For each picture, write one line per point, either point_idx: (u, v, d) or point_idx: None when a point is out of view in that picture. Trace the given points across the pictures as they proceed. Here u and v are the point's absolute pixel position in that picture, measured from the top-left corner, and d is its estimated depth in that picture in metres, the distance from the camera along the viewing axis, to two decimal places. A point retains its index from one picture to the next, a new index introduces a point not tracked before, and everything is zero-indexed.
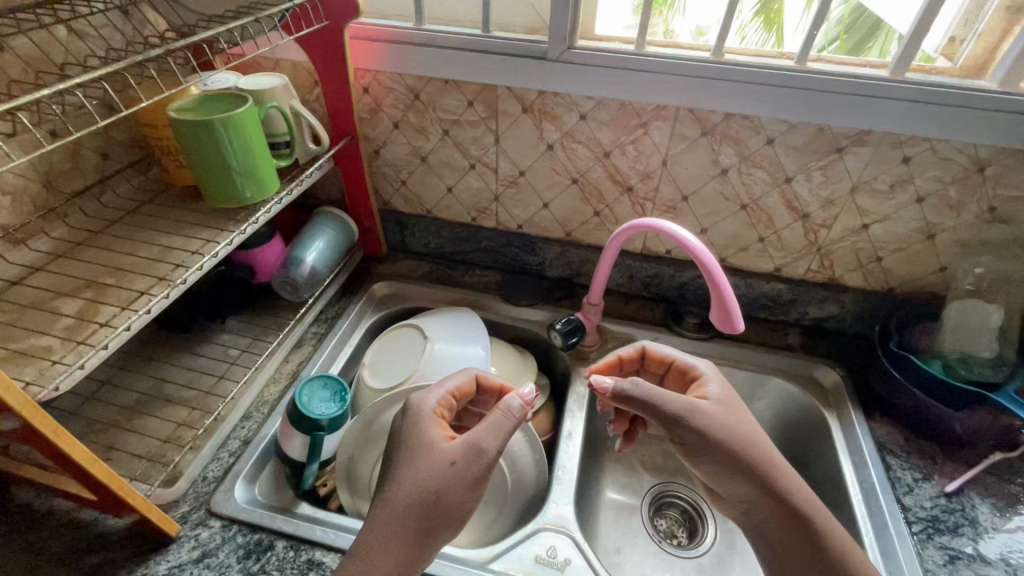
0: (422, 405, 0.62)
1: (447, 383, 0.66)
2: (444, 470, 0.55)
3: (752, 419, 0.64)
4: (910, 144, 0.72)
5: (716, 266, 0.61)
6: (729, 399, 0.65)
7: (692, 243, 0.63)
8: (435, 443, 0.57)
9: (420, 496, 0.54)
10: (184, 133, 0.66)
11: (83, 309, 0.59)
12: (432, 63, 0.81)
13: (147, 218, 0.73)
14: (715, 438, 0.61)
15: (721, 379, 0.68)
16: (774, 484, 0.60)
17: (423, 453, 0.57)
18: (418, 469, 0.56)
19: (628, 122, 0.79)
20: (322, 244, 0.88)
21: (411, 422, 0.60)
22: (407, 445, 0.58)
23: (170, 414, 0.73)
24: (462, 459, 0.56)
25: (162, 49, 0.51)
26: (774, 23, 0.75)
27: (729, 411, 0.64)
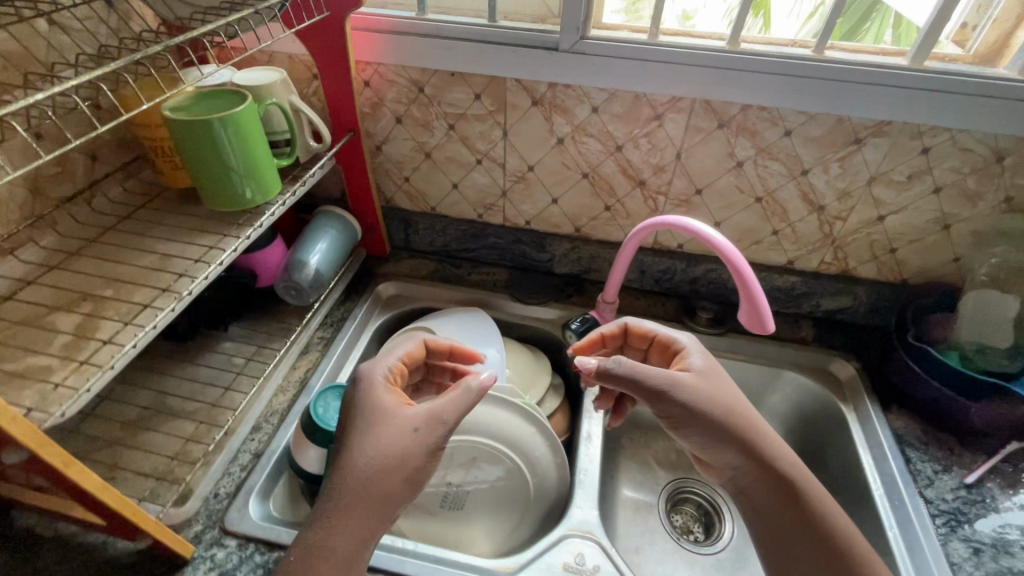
0: (377, 376, 0.61)
1: (398, 351, 0.67)
2: (408, 437, 0.55)
3: (734, 388, 0.63)
4: (930, 135, 0.70)
5: (746, 268, 0.59)
6: (711, 369, 0.64)
7: (719, 243, 0.61)
8: (393, 411, 0.57)
9: (383, 464, 0.54)
10: (180, 133, 0.62)
11: (83, 325, 0.56)
12: (438, 55, 0.77)
13: (143, 223, 0.70)
14: (696, 408, 0.60)
15: (702, 351, 0.67)
16: (758, 451, 0.60)
17: (379, 421, 0.56)
18: (380, 437, 0.55)
19: (642, 115, 0.77)
20: (324, 246, 0.85)
21: (367, 390, 0.59)
22: (363, 414, 0.57)
23: (175, 429, 0.70)
24: (425, 424, 0.56)
25: (161, 45, 0.47)
26: (761, 7, 0.74)
27: (712, 381, 0.63)
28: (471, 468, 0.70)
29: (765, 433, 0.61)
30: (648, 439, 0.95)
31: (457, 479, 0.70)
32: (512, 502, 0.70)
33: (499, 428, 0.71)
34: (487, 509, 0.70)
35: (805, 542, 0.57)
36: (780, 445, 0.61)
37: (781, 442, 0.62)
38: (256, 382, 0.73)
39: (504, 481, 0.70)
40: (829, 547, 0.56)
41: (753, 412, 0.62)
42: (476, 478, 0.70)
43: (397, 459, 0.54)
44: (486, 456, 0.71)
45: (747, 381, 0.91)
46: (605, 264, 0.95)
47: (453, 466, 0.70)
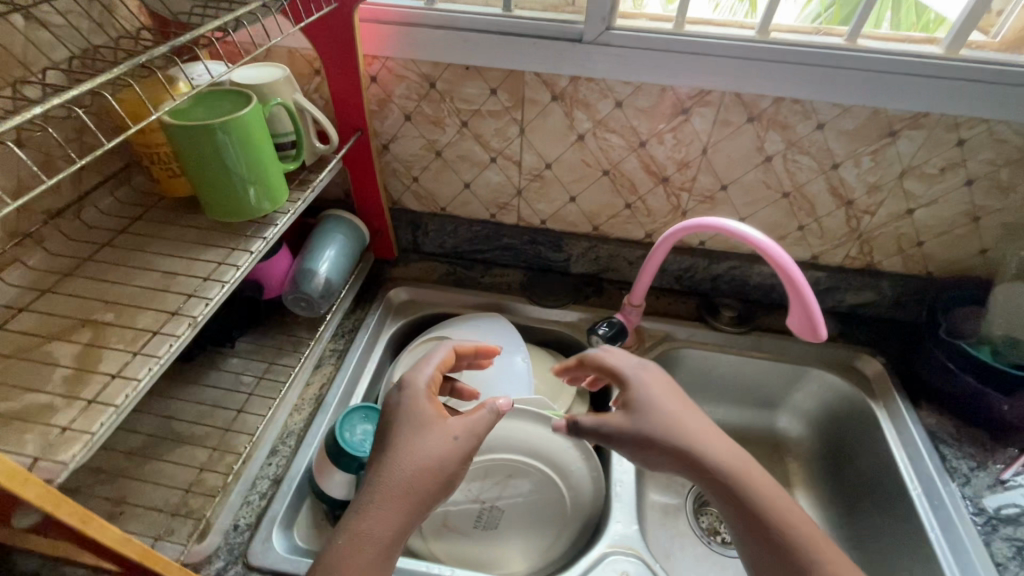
0: (421, 381, 0.60)
1: (432, 357, 0.64)
2: (448, 444, 0.55)
3: (664, 400, 0.61)
4: (966, 126, 0.69)
5: (799, 276, 0.56)
6: (643, 387, 0.62)
7: (769, 246, 0.58)
8: (437, 416, 0.56)
9: (424, 468, 0.53)
10: (183, 141, 0.56)
11: (85, 356, 0.51)
12: (451, 48, 0.72)
13: (141, 238, 0.64)
14: (625, 436, 0.59)
15: (646, 371, 0.64)
16: (692, 458, 0.57)
17: (420, 423, 0.56)
18: (425, 440, 0.54)
19: (668, 110, 0.74)
20: (333, 254, 0.80)
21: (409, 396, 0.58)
22: (405, 416, 0.57)
23: (186, 457, 0.65)
24: (465, 433, 0.56)
25: (167, 46, 0.43)
26: None
27: (645, 403, 0.61)
28: (505, 484, 0.67)
29: (702, 440, 0.58)
30: None
31: (491, 497, 0.67)
32: (547, 517, 0.68)
33: (533, 443, 0.68)
34: (522, 526, 0.68)
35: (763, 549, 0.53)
36: (716, 445, 0.58)
37: (721, 441, 0.59)
38: (273, 403, 0.68)
39: (539, 497, 0.68)
40: (784, 552, 0.52)
41: (687, 419, 0.60)
42: (510, 494, 0.67)
43: (437, 465, 0.53)
44: (521, 471, 0.68)
45: (771, 379, 0.90)
46: (624, 263, 0.92)
47: (487, 483, 0.67)
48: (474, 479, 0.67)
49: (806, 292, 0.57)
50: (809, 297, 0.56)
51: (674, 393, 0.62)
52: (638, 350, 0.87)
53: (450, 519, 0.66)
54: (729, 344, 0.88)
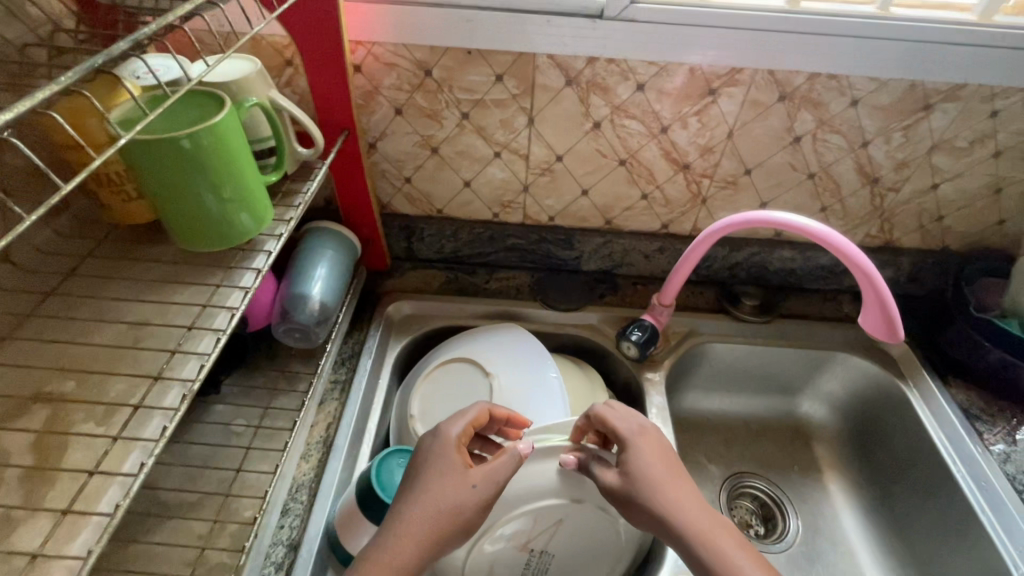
0: (453, 429, 0.54)
1: (465, 411, 0.57)
2: (470, 488, 0.50)
3: (647, 453, 0.55)
4: (1001, 97, 0.66)
5: (876, 273, 0.56)
6: (634, 448, 0.56)
7: (842, 245, 0.56)
8: (459, 465, 0.51)
9: (442, 517, 0.48)
10: (143, 160, 0.44)
11: (45, 446, 0.40)
12: (451, 29, 0.63)
13: (100, 281, 0.52)
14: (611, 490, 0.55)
15: (644, 432, 0.57)
16: (668, 526, 0.52)
17: (442, 467, 0.51)
18: (442, 488, 0.49)
19: (695, 92, 0.67)
20: (325, 271, 0.69)
21: (429, 449, 0.53)
22: (429, 460, 0.52)
23: (180, 534, 0.55)
24: (489, 481, 0.51)
25: (128, 40, 0.32)
26: None
27: (628, 453, 0.56)
28: (556, 526, 0.60)
29: (684, 515, 0.52)
30: (697, 437, 0.89)
31: (540, 544, 0.60)
32: (600, 554, 0.62)
33: (584, 485, 0.59)
34: (573, 567, 0.62)
35: None
36: (699, 519, 0.52)
37: (704, 515, 0.52)
38: (281, 458, 0.59)
39: (592, 536, 0.61)
40: None
41: (673, 489, 0.53)
42: (562, 538, 0.60)
43: (452, 513, 0.48)
44: (574, 513, 0.60)
45: (796, 366, 0.87)
46: (640, 257, 0.86)
47: (537, 531, 0.59)
48: (522, 529, 0.59)
49: (884, 291, 0.56)
50: (885, 288, 0.55)
51: (663, 459, 0.56)
52: (664, 351, 0.82)
53: (497, 570, 0.59)
54: (753, 334, 0.84)
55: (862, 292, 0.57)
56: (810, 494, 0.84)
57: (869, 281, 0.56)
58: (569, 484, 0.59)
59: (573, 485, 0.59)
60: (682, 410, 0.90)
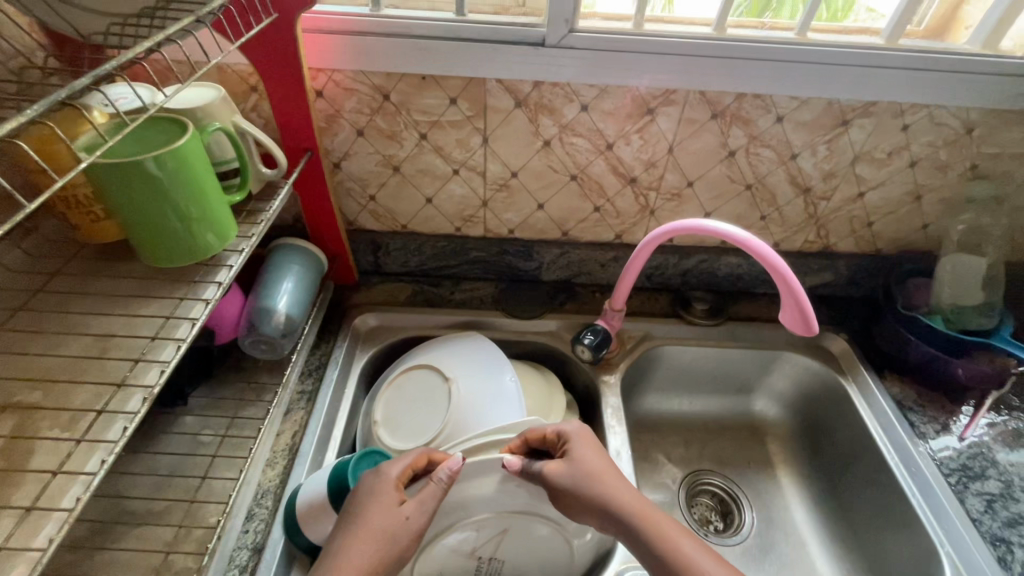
0: (394, 469, 0.56)
1: (406, 453, 0.59)
2: (407, 526, 0.53)
3: (588, 450, 0.60)
4: (910, 112, 0.73)
5: (793, 278, 0.60)
6: (576, 445, 0.60)
7: (765, 251, 0.61)
8: (392, 502, 0.54)
9: (374, 549, 0.51)
10: (107, 183, 0.47)
11: (12, 452, 0.42)
12: (405, 58, 0.67)
13: (67, 296, 0.55)
14: (555, 488, 0.58)
15: (583, 431, 0.62)
16: (609, 512, 0.56)
17: (379, 509, 0.53)
18: (375, 523, 0.52)
19: (634, 112, 0.73)
20: (291, 286, 0.72)
21: (366, 488, 0.55)
22: (367, 496, 0.54)
23: (145, 541, 0.57)
24: (418, 517, 0.54)
25: (89, 76, 0.35)
26: None
27: (570, 449, 0.60)
28: (501, 536, 0.64)
29: (622, 501, 0.56)
30: (656, 437, 0.93)
31: (488, 552, 0.64)
32: (550, 561, 0.66)
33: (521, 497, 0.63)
34: (525, 571, 0.67)
35: None
36: (637, 503, 0.56)
37: (640, 498, 0.57)
38: (245, 464, 0.61)
39: (539, 545, 0.65)
40: None
41: (612, 480, 0.58)
42: (507, 547, 0.65)
43: (385, 545, 0.51)
44: (517, 525, 0.64)
45: (747, 366, 0.92)
46: (596, 266, 0.91)
47: (482, 541, 0.64)
48: (467, 541, 0.63)
49: (800, 291, 0.61)
50: (799, 289, 0.60)
51: (598, 453, 0.60)
52: (620, 354, 0.86)
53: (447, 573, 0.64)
54: (705, 336, 0.89)
55: (780, 291, 0.62)
56: (763, 488, 0.88)
57: (789, 291, 0.61)
58: (507, 498, 0.63)
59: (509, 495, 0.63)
60: (642, 411, 0.94)
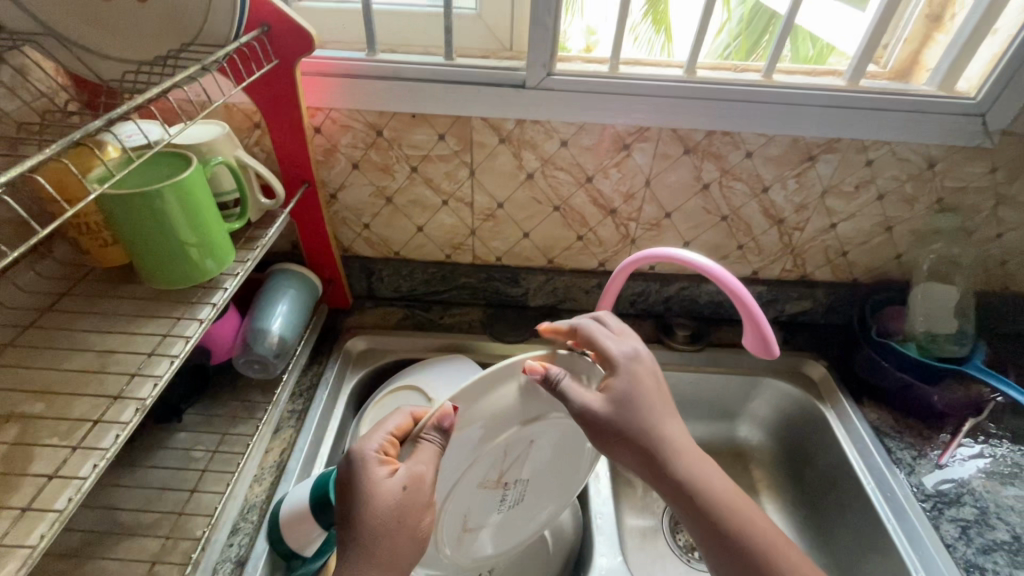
0: (370, 445, 0.52)
1: (384, 421, 0.55)
2: (420, 497, 0.50)
3: (644, 389, 0.57)
4: (872, 148, 0.77)
5: (755, 305, 0.63)
6: (628, 380, 0.57)
7: (729, 280, 0.64)
8: (380, 475, 0.49)
9: (385, 526, 0.48)
10: (115, 211, 0.52)
11: (12, 457, 0.46)
12: (396, 99, 0.73)
13: (72, 315, 0.59)
14: (599, 424, 0.55)
15: (636, 360, 0.58)
16: (658, 456, 0.55)
17: (372, 487, 0.49)
18: (370, 505, 0.48)
19: (611, 147, 0.78)
20: (286, 307, 0.76)
21: (346, 475, 0.50)
22: (351, 485, 0.49)
23: (133, 552, 0.59)
24: (420, 482, 0.50)
25: (101, 119, 0.40)
26: (661, 24, 0.77)
27: (625, 383, 0.57)
28: (526, 454, 0.64)
29: (675, 448, 0.56)
30: None
31: (512, 475, 0.65)
32: (563, 466, 0.69)
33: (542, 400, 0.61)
34: (542, 486, 0.69)
35: (718, 550, 0.54)
36: (691, 454, 0.56)
37: (696, 451, 0.57)
38: (232, 479, 0.64)
39: (557, 448, 0.67)
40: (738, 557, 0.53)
41: (664, 423, 0.56)
42: (522, 474, 0.66)
43: (392, 519, 0.48)
44: (541, 434, 0.63)
45: (729, 391, 0.94)
46: (581, 292, 0.94)
47: (508, 465, 0.63)
48: (493, 468, 0.62)
49: (762, 319, 0.63)
50: (763, 321, 0.63)
51: (661, 394, 0.57)
52: None
53: (474, 509, 0.64)
54: (687, 362, 0.92)
55: (743, 319, 0.64)
56: None
57: (751, 315, 0.64)
58: (528, 406, 0.60)
59: (529, 400, 0.60)
60: None
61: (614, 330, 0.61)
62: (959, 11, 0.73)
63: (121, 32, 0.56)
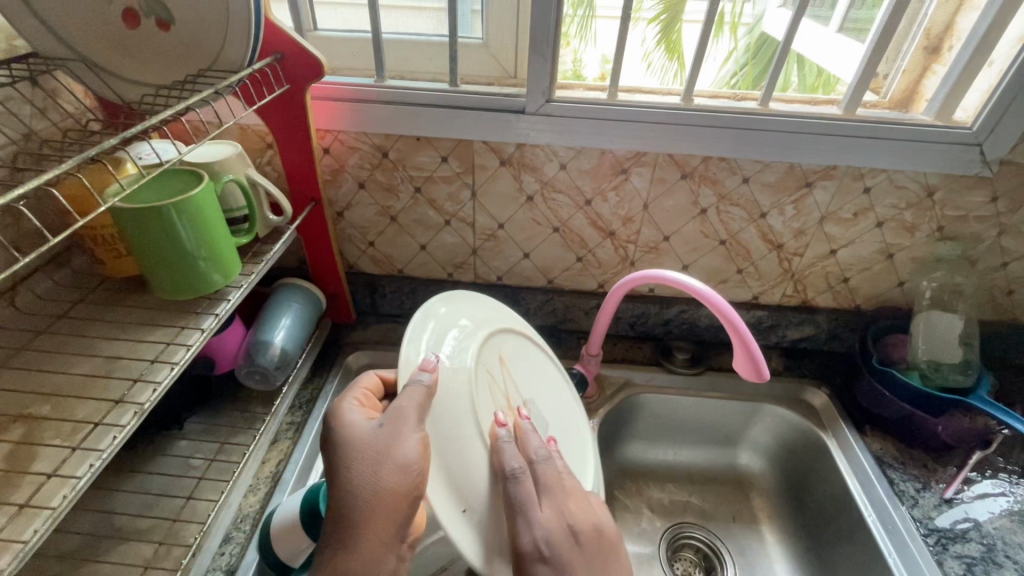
0: (346, 404, 0.53)
1: (356, 383, 0.57)
2: (400, 441, 0.48)
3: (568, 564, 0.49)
4: (870, 176, 0.77)
5: (745, 330, 0.65)
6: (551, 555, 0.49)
7: (722, 305, 0.66)
8: (355, 425, 0.51)
9: (372, 467, 0.47)
10: (125, 222, 0.55)
11: (16, 455, 0.48)
12: (401, 123, 0.76)
13: (84, 322, 0.62)
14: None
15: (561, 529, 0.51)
16: None
17: (350, 433, 0.50)
18: (354, 451, 0.49)
19: (609, 171, 0.79)
20: (289, 321, 0.78)
21: (330, 433, 0.52)
22: (336, 441, 0.50)
23: (127, 556, 0.61)
24: (399, 419, 0.49)
25: (117, 137, 0.43)
26: (675, 53, 0.77)
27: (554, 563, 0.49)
28: (507, 371, 0.64)
29: None
30: (639, 485, 0.93)
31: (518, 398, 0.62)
32: (549, 385, 0.70)
33: (475, 311, 0.65)
34: (547, 409, 0.67)
35: None
36: None
37: None
38: (227, 488, 0.65)
39: (529, 362, 0.69)
40: None
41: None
42: (524, 396, 0.64)
43: (375, 458, 0.48)
44: (503, 348, 0.65)
45: (730, 416, 0.93)
46: (580, 313, 0.95)
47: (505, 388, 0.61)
48: (497, 394, 0.59)
49: (752, 343, 0.65)
50: (754, 347, 0.65)
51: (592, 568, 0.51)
52: (599, 400, 0.88)
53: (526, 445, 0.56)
54: (686, 386, 0.91)
55: (734, 343, 0.66)
56: (746, 544, 0.87)
57: (741, 338, 0.65)
58: (471, 327, 0.62)
59: (468, 343, 0.59)
60: (626, 458, 0.95)
61: (563, 479, 0.55)
62: (956, 43, 0.73)
63: (146, 59, 0.61)
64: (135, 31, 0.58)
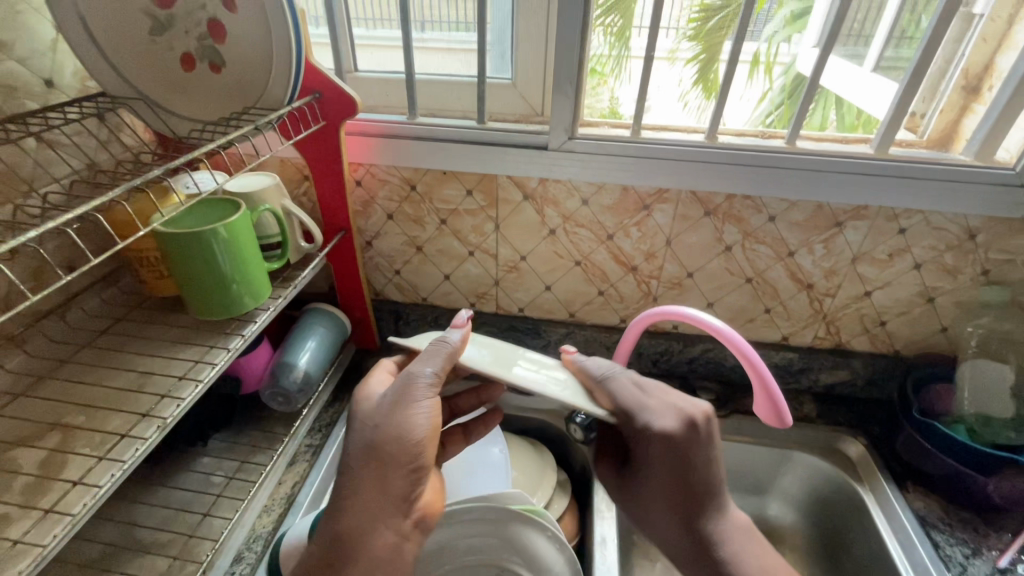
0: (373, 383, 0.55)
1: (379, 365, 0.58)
2: (402, 414, 0.50)
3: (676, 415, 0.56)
4: (905, 216, 0.75)
5: (768, 373, 0.63)
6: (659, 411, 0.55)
7: (745, 346, 0.64)
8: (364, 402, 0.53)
9: (369, 440, 0.50)
10: (166, 243, 0.59)
11: (50, 462, 0.51)
12: (429, 157, 0.79)
13: (123, 337, 0.66)
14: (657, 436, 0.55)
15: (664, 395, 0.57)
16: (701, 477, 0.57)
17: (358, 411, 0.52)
18: (356, 425, 0.51)
19: (631, 207, 0.80)
20: (314, 342, 0.80)
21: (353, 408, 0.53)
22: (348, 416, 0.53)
23: (143, 569, 0.62)
24: (409, 386, 0.51)
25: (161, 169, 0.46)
26: (712, 91, 0.77)
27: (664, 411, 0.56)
28: None
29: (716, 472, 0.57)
30: None
31: None
32: None
33: None
34: None
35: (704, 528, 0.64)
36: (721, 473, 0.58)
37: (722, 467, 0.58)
38: (241, 507, 0.67)
39: None
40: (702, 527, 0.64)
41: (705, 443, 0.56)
42: None
43: (371, 432, 0.50)
44: None
45: (760, 464, 0.89)
46: (602, 347, 0.94)
47: None
48: None
49: (773, 386, 0.63)
50: (776, 391, 0.63)
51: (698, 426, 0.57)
52: None
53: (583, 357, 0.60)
54: None
55: (755, 385, 0.64)
56: None
57: (761, 378, 0.63)
58: None
59: None
60: None
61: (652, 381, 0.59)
62: (996, 83, 0.71)
63: (199, 98, 0.66)
64: (191, 73, 0.64)
